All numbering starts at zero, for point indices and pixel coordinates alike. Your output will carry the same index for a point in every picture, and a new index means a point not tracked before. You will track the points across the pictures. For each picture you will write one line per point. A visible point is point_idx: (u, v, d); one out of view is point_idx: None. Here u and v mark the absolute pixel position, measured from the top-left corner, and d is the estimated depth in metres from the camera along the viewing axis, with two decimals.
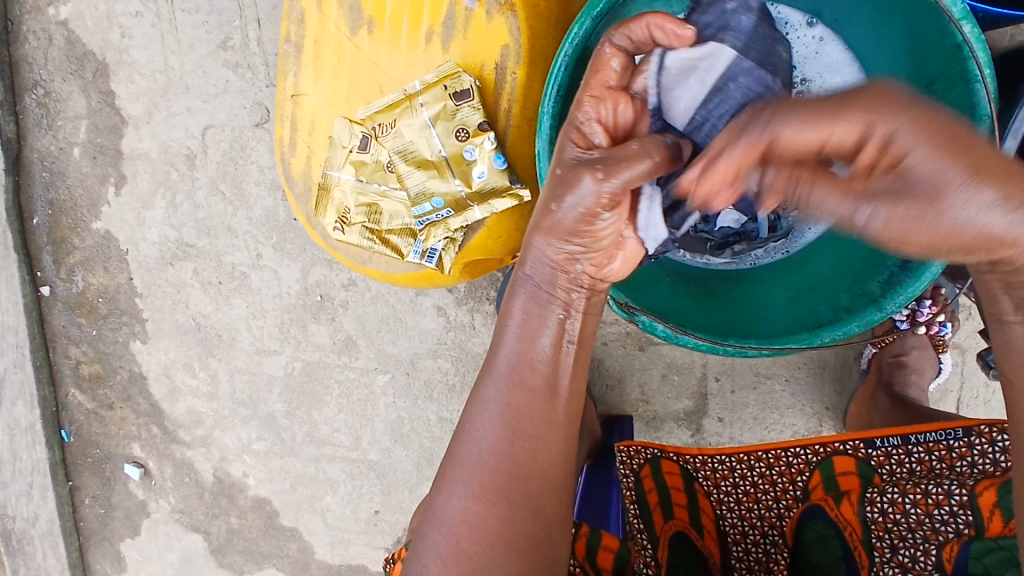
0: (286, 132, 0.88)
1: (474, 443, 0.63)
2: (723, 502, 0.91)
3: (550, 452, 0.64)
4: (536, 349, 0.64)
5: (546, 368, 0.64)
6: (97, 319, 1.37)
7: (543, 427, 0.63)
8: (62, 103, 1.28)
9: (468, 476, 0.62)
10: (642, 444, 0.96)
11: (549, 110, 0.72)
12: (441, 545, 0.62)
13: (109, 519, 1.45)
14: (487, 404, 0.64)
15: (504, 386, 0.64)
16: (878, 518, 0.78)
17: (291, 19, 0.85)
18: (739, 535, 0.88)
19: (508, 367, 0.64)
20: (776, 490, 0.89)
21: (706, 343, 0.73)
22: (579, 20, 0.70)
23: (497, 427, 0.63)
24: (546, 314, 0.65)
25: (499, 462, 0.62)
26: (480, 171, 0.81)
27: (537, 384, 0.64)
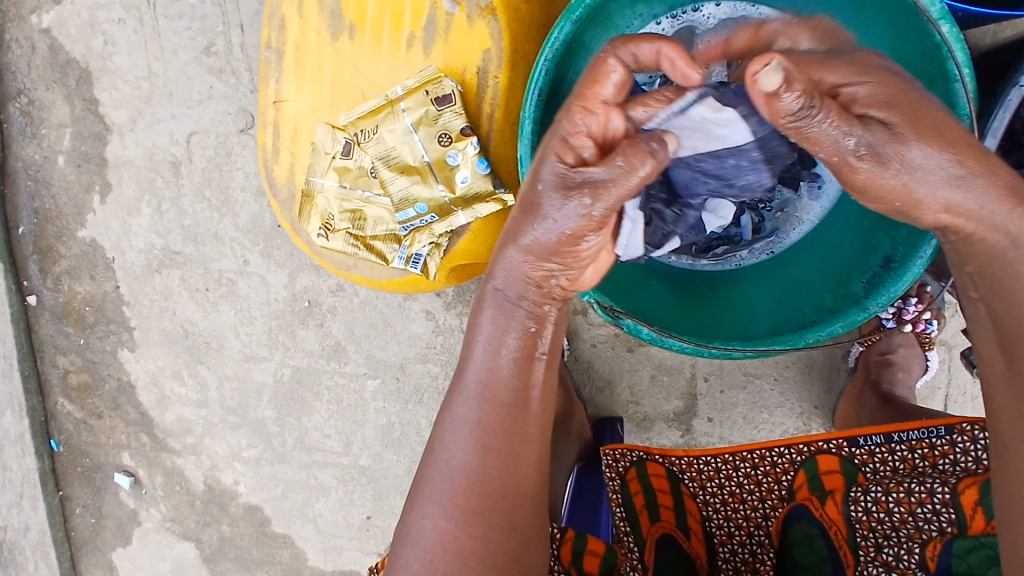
0: (269, 139, 0.87)
1: (446, 460, 0.63)
2: (709, 503, 0.92)
3: (522, 469, 0.63)
4: (499, 367, 0.62)
5: (513, 383, 0.62)
6: (84, 328, 1.36)
7: (516, 442, 0.63)
8: (46, 112, 1.27)
9: (442, 496, 0.62)
10: (627, 447, 0.96)
11: (531, 114, 0.71)
12: (417, 562, 0.62)
13: (100, 528, 1.44)
14: (457, 423, 0.63)
15: (474, 404, 0.62)
16: (862, 517, 0.78)
17: (272, 24, 0.84)
18: (726, 536, 0.89)
19: (478, 385, 0.63)
20: (761, 490, 0.90)
21: (692, 345, 0.73)
22: (560, 25, 0.70)
23: (469, 445, 0.62)
24: (516, 324, 0.62)
25: (472, 480, 0.62)
26: (464, 176, 0.81)
27: (508, 400, 0.62)
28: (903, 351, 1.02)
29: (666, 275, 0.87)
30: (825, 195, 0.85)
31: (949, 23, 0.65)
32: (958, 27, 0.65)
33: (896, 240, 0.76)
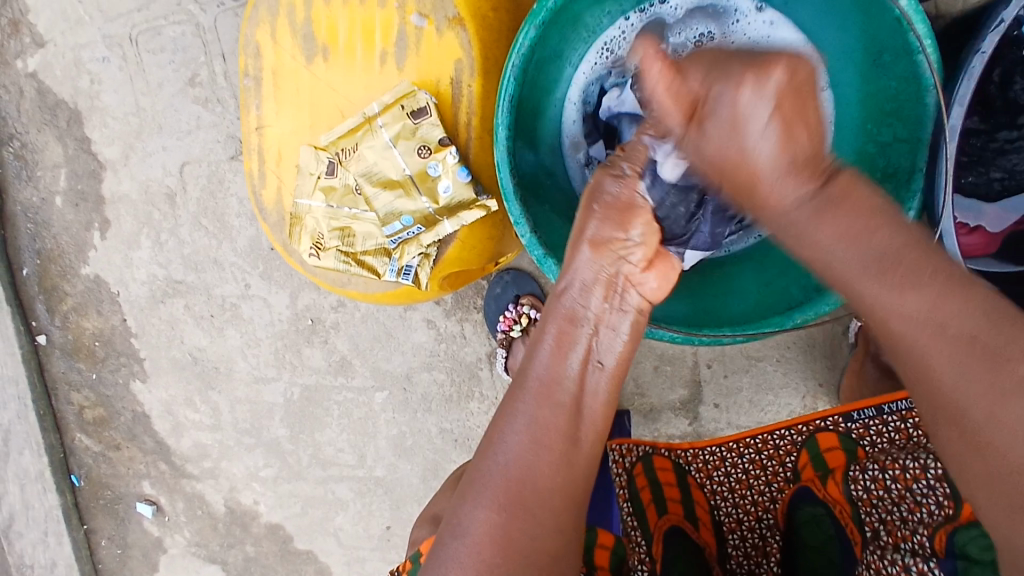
0: (255, 164, 0.89)
1: (501, 453, 0.63)
2: (717, 492, 0.94)
3: (571, 471, 0.63)
4: (566, 370, 0.65)
5: (574, 385, 0.66)
6: (95, 362, 1.39)
7: (567, 443, 0.63)
8: (39, 154, 1.29)
9: (493, 489, 0.61)
10: (633, 441, 0.98)
11: (504, 121, 0.72)
12: (461, 555, 0.59)
13: (127, 557, 1.48)
14: (516, 416, 0.64)
15: (531, 400, 0.64)
16: (863, 495, 0.79)
17: (248, 53, 0.86)
18: (734, 522, 0.91)
19: (537, 383, 0.65)
20: (767, 474, 0.92)
21: (681, 335, 0.74)
22: (524, 30, 0.71)
23: (522, 437, 0.63)
24: (577, 329, 0.67)
25: (522, 472, 0.61)
26: (446, 185, 0.81)
27: (565, 401, 0.65)
28: None
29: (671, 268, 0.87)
30: None
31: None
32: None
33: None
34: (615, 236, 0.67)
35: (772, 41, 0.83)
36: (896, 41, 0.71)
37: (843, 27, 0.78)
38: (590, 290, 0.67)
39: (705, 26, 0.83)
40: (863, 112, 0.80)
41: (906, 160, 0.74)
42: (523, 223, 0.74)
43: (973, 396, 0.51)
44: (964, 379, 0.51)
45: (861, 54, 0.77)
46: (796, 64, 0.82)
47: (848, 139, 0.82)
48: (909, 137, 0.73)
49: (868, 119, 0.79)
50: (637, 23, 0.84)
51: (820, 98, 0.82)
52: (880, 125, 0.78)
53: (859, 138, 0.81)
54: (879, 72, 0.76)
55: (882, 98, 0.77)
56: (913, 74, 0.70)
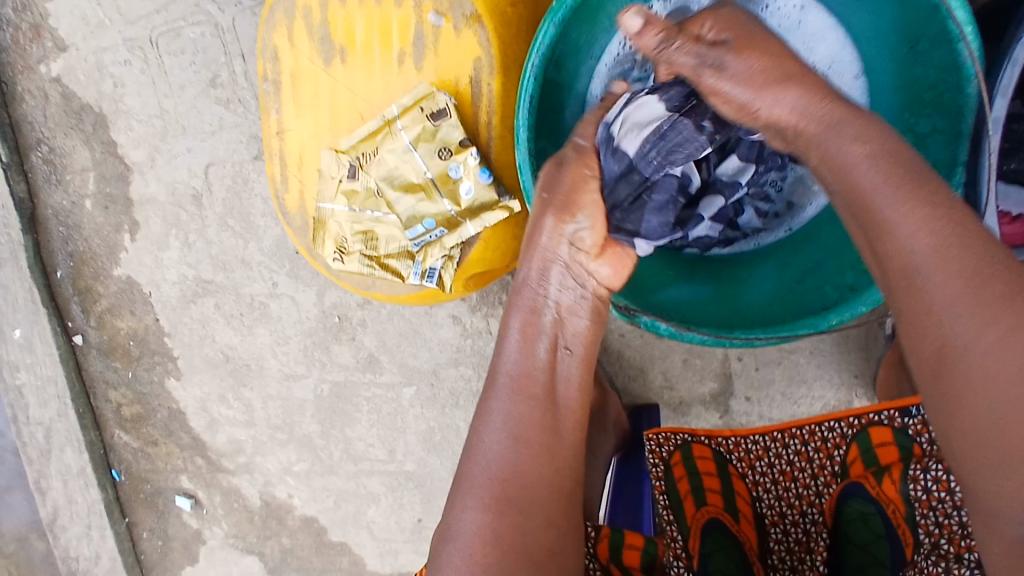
0: (277, 169, 0.88)
1: (483, 454, 0.64)
2: (759, 484, 0.92)
3: (556, 460, 0.65)
4: (532, 362, 0.67)
5: (547, 373, 0.68)
6: (131, 361, 1.42)
7: (545, 433, 0.65)
8: (67, 158, 1.31)
9: (480, 490, 0.63)
10: (671, 430, 0.95)
11: (525, 121, 0.70)
12: (457, 556, 0.62)
13: (168, 549, 1.52)
14: (492, 416, 0.66)
15: (507, 397, 0.66)
16: (922, 496, 0.79)
17: (265, 57, 0.85)
18: (777, 515, 0.89)
19: (510, 377, 0.67)
20: (812, 467, 0.90)
21: (712, 338, 0.72)
22: (543, 28, 0.68)
23: (500, 436, 0.65)
24: (540, 318, 0.69)
25: (505, 471, 0.63)
26: (468, 187, 0.80)
27: (537, 392, 0.66)
28: None
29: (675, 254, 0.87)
30: None
31: None
32: None
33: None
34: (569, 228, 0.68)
35: (801, 29, 0.79)
36: (934, 27, 0.68)
37: (875, 12, 0.75)
38: (547, 277, 0.69)
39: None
40: (900, 102, 0.76)
41: (946, 153, 0.71)
42: None
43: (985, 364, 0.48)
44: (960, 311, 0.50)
45: (896, 41, 0.74)
46: (825, 49, 0.79)
47: None
48: (948, 129, 0.71)
49: (903, 108, 0.76)
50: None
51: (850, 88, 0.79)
52: (917, 115, 0.74)
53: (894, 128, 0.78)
54: (914, 61, 0.73)
55: (918, 87, 0.73)
56: (951, 62, 0.67)
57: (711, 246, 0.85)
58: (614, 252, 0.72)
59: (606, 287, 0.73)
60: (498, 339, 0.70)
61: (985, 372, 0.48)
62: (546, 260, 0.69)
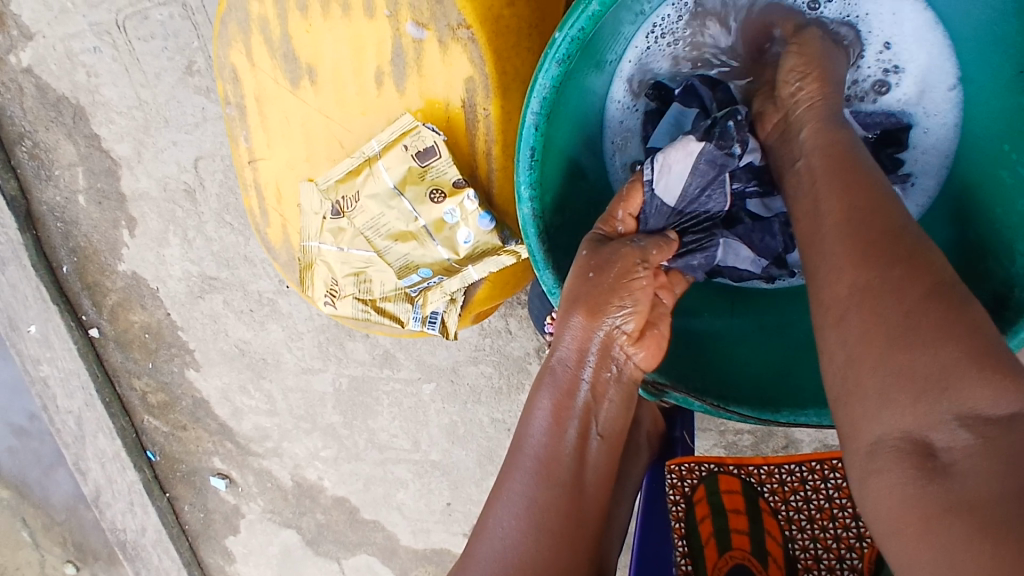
0: (255, 202, 0.78)
1: (496, 537, 0.57)
2: (793, 521, 0.83)
3: (576, 551, 0.57)
4: (562, 446, 0.58)
5: (574, 460, 0.58)
6: (149, 353, 1.39)
7: (569, 524, 0.57)
8: (53, 152, 1.22)
9: (489, 575, 0.56)
10: (694, 462, 0.87)
11: (527, 177, 0.57)
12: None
13: (210, 520, 1.54)
14: (512, 495, 0.58)
15: (530, 479, 0.57)
16: None
17: (225, 77, 0.73)
18: (811, 560, 0.81)
19: (535, 460, 0.58)
20: (855, 507, 0.82)
21: (755, 417, 0.65)
22: (543, 67, 0.53)
23: (520, 522, 0.56)
24: (575, 398, 0.58)
25: (523, 561, 0.55)
26: (466, 234, 0.69)
27: (566, 480, 0.57)
28: None
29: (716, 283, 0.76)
30: (920, 189, 0.72)
31: None
32: None
33: (1010, 274, 0.62)
34: (608, 300, 0.56)
35: (903, 32, 0.68)
36: None
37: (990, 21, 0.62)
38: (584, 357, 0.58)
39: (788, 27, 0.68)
40: (1007, 129, 0.64)
41: None
42: (558, 293, 0.62)
43: (873, 323, 0.46)
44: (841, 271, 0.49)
45: (1011, 58, 0.62)
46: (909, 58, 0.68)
47: (975, 148, 0.67)
48: None
49: (1004, 138, 0.64)
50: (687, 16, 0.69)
51: (934, 108, 0.69)
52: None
53: (988, 159, 0.66)
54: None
55: None
56: None
57: (750, 279, 0.74)
58: (655, 337, 0.59)
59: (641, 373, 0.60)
60: (524, 410, 0.61)
61: (878, 319, 0.46)
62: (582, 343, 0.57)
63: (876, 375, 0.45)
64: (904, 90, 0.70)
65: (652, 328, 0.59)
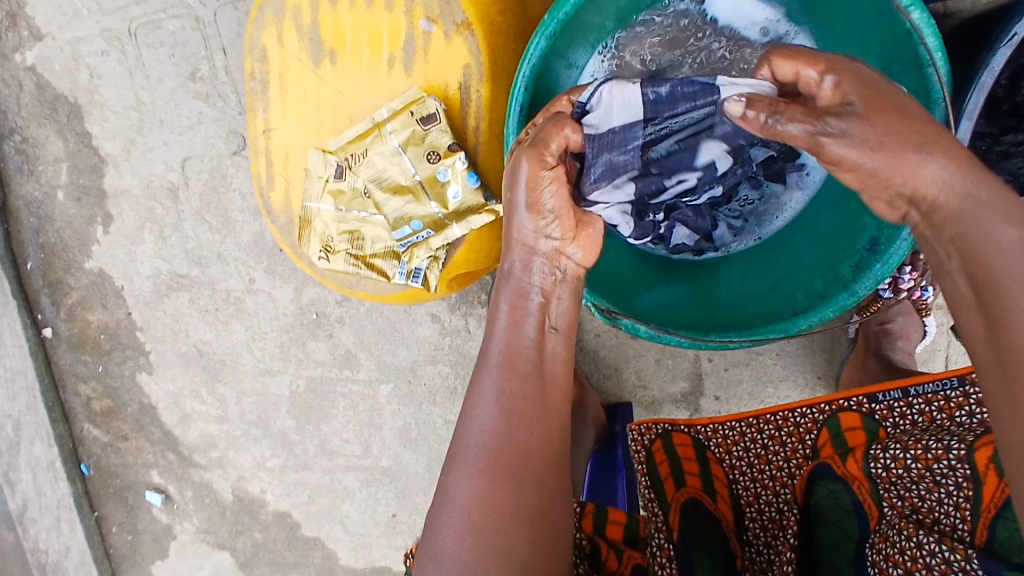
0: (262, 167, 0.88)
1: (475, 427, 0.65)
2: (735, 467, 0.90)
3: (547, 431, 0.65)
4: (521, 342, 0.67)
5: (534, 353, 0.67)
6: (101, 355, 1.39)
7: (535, 406, 0.65)
8: (40, 148, 1.28)
9: (474, 458, 0.63)
10: (651, 419, 0.94)
11: (514, 129, 0.72)
12: (454, 522, 0.62)
13: (137, 543, 1.47)
14: (484, 390, 0.66)
15: (497, 374, 0.66)
16: (883, 473, 0.77)
17: (253, 56, 0.85)
18: (751, 496, 0.87)
19: (500, 356, 0.67)
20: (786, 451, 0.87)
21: (689, 339, 0.75)
22: (534, 41, 0.69)
23: (494, 410, 0.65)
24: (526, 302, 0.68)
25: (500, 441, 0.63)
26: (455, 191, 0.82)
27: (528, 368, 0.66)
28: (902, 320, 1.04)
29: (642, 251, 0.90)
30: (811, 181, 0.86)
31: (920, 9, 0.65)
32: (929, 13, 0.66)
33: (880, 222, 0.78)
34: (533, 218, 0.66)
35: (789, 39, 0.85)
36: (904, 54, 0.73)
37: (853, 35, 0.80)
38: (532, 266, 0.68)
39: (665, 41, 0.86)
40: None
41: None
42: None
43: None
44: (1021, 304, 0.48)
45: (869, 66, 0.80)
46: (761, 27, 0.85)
47: None
48: None
49: None
50: (620, 43, 0.87)
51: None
52: None
53: None
54: None
55: None
56: (920, 88, 0.72)
57: (682, 251, 0.88)
58: (588, 234, 0.69)
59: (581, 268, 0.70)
60: (488, 324, 0.70)
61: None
62: (526, 255, 0.68)
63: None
64: None
65: (585, 227, 0.68)
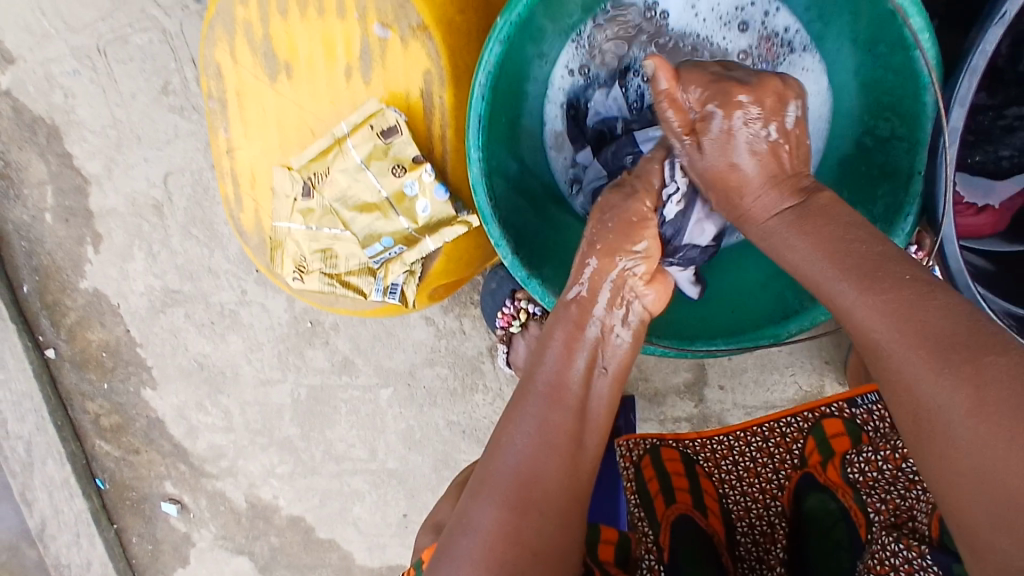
0: (230, 189, 0.86)
1: (512, 453, 0.60)
2: (725, 481, 0.93)
3: (580, 472, 0.61)
4: (569, 377, 0.64)
5: (580, 389, 0.64)
6: (105, 372, 1.40)
7: (575, 445, 0.61)
8: (24, 172, 1.28)
9: (505, 489, 0.58)
10: (640, 435, 0.95)
11: (476, 141, 0.68)
12: (472, 552, 0.56)
13: (158, 552, 1.48)
14: (526, 416, 0.62)
15: (542, 404, 0.62)
16: (861, 477, 0.82)
17: (209, 74, 0.82)
18: (742, 510, 0.90)
19: (545, 387, 0.63)
20: (774, 462, 0.92)
21: (674, 350, 0.75)
22: (487, 47, 0.65)
23: (532, 438, 0.60)
24: (583, 332, 0.66)
25: (536, 473, 0.59)
26: (424, 205, 0.78)
27: (571, 404, 0.63)
28: None
29: None
30: (803, 168, 0.84)
31: None
32: None
33: (872, 216, 0.76)
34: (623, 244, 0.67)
35: (773, 18, 0.79)
36: (890, 35, 0.68)
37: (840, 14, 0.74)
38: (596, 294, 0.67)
39: (637, 30, 0.81)
40: (864, 108, 0.76)
41: (905, 160, 0.72)
42: (505, 245, 0.71)
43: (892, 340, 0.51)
44: (859, 295, 0.54)
45: (854, 45, 0.75)
46: (739, 19, 0.79)
47: (846, 130, 0.79)
48: (907, 135, 0.71)
49: (867, 111, 0.76)
50: (593, 35, 0.82)
51: (802, 60, 0.80)
52: (876, 119, 0.75)
53: (856, 132, 0.78)
54: (873, 63, 0.73)
55: (878, 89, 0.74)
56: (908, 69, 0.68)
57: None
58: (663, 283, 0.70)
59: (648, 312, 0.69)
60: (535, 351, 0.67)
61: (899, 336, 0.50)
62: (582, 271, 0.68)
63: (912, 371, 0.49)
64: (785, 69, 0.81)
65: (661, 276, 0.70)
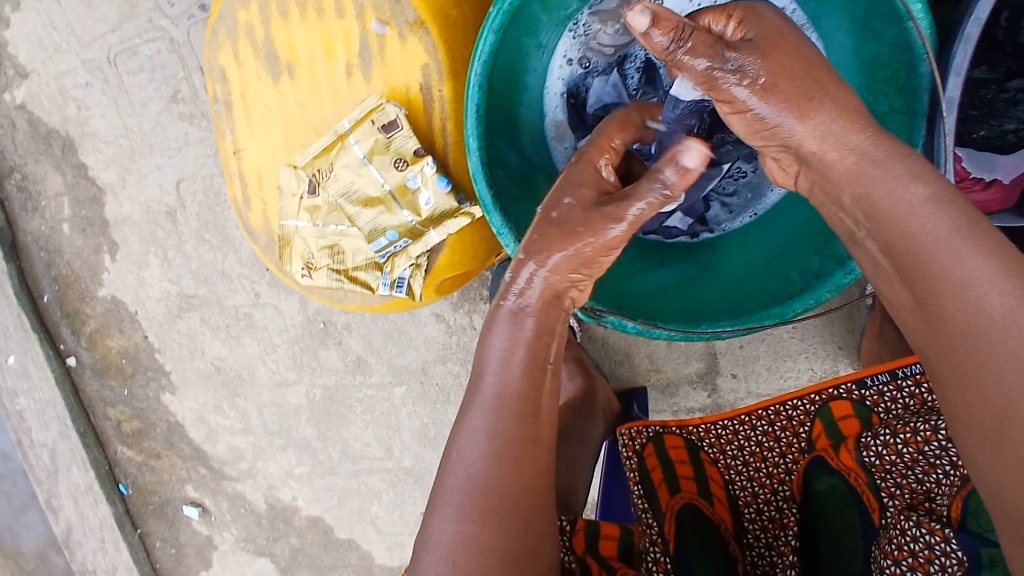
0: (238, 189, 0.87)
1: (462, 467, 0.60)
2: (731, 467, 0.91)
3: (534, 472, 0.61)
4: (511, 377, 0.63)
5: (523, 388, 0.63)
6: (125, 379, 1.42)
7: (529, 448, 0.61)
8: (40, 184, 1.31)
9: (460, 501, 0.59)
10: (642, 423, 0.92)
11: (473, 130, 0.69)
12: (437, 567, 0.59)
13: (181, 556, 1.50)
14: (472, 431, 0.61)
15: (489, 415, 0.61)
16: (876, 461, 0.79)
17: (214, 77, 0.84)
18: (750, 497, 0.88)
19: (492, 395, 0.62)
20: (781, 446, 0.89)
21: (679, 333, 0.74)
22: (481, 36, 0.66)
23: (484, 452, 0.60)
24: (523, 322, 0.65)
25: (489, 486, 0.59)
26: (427, 197, 0.80)
27: (519, 407, 0.62)
28: None
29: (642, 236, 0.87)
30: None
31: None
32: None
33: None
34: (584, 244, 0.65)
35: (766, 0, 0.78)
36: (885, 7, 0.68)
37: None
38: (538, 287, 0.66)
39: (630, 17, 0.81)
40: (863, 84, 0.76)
41: (903, 134, 0.72)
42: (506, 234, 0.72)
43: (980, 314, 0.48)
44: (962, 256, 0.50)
45: (851, 19, 0.74)
46: None
47: None
48: (905, 108, 0.71)
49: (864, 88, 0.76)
50: (589, 22, 0.82)
51: None
52: (875, 94, 0.74)
53: None
54: (868, 37, 0.73)
55: (875, 66, 0.74)
56: (904, 41, 0.68)
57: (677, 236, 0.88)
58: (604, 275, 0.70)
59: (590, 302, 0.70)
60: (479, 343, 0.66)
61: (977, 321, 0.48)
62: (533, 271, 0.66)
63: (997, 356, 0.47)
64: None
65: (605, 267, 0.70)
